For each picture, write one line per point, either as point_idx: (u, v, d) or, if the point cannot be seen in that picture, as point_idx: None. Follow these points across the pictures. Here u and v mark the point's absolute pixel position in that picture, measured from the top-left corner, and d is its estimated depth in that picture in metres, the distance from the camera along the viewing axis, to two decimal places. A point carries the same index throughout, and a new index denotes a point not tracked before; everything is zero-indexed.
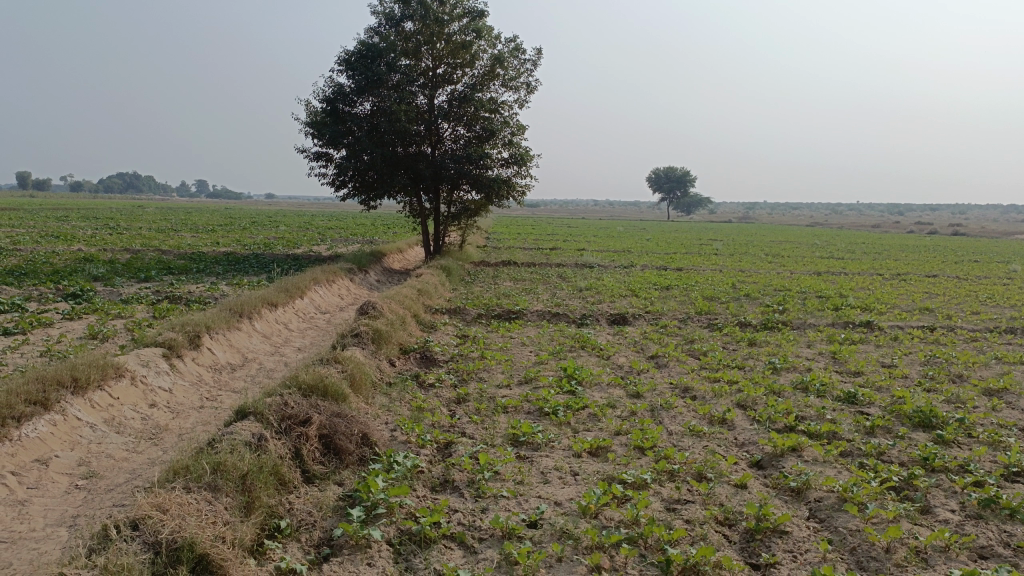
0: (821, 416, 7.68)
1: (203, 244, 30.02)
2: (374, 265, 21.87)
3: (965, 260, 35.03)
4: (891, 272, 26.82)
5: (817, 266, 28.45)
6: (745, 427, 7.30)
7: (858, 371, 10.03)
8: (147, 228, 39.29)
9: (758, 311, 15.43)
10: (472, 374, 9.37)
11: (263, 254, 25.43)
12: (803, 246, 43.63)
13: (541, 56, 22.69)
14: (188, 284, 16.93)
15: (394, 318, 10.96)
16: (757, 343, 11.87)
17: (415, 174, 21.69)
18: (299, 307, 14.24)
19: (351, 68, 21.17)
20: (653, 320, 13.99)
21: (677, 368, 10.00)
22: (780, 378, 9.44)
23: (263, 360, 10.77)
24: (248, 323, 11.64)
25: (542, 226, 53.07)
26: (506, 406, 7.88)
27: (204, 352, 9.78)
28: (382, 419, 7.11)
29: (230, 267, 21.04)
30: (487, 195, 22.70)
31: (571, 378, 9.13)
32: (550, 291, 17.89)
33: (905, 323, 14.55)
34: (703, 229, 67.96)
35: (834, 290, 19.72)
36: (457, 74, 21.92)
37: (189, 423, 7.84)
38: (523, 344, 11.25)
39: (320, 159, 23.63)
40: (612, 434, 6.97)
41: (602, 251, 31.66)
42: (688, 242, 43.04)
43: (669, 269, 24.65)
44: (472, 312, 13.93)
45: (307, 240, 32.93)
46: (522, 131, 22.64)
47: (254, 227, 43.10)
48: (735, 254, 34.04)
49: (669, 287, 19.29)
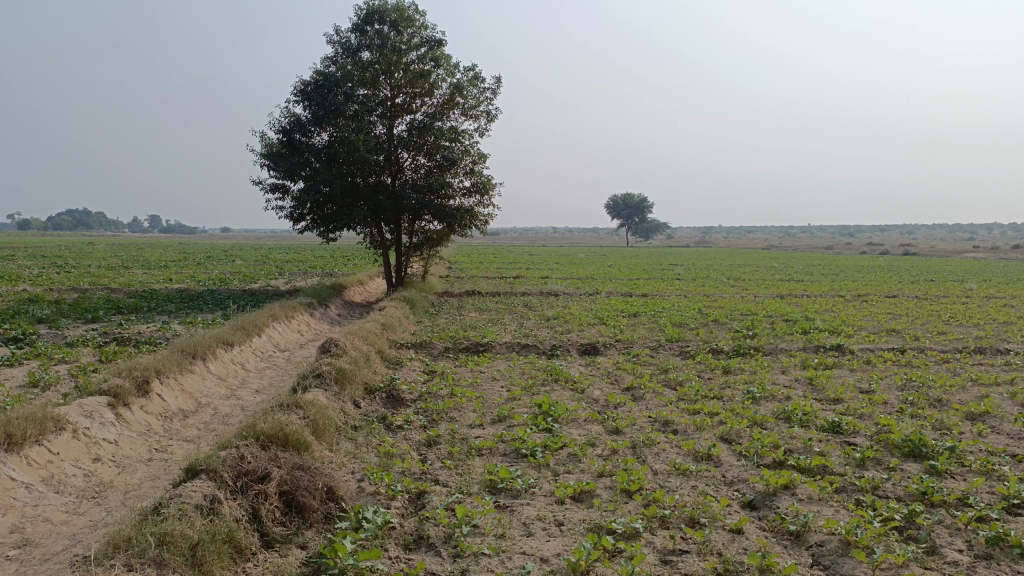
0: (809, 448, 7.38)
1: (156, 281, 29.04)
2: (334, 298, 21.29)
3: (921, 279, 35.66)
4: (853, 293, 27.03)
5: (780, 289, 28.51)
6: (733, 463, 6.94)
7: (838, 397, 9.78)
8: (97, 264, 38.02)
9: (728, 337, 15.22)
10: (442, 414, 8.89)
11: (219, 290, 24.67)
12: (763, 269, 44.12)
13: (500, 84, 22.54)
14: (140, 324, 16.16)
15: (358, 356, 10.43)
16: (732, 371, 11.61)
17: (375, 204, 21.26)
18: (256, 345, 13.62)
19: (307, 99, 20.75)
20: (625, 350, 13.67)
21: (655, 400, 9.64)
22: (760, 408, 9.14)
23: (218, 404, 10.16)
24: (201, 365, 11.03)
25: (503, 254, 52.93)
26: (480, 447, 7.43)
27: (154, 398, 9.16)
28: (349, 468, 6.62)
29: (183, 305, 20.25)
30: (449, 225, 22.34)
31: (546, 415, 8.71)
32: (517, 321, 17.49)
33: (876, 345, 14.47)
34: (661, 254, 68.50)
35: (800, 313, 19.68)
36: (416, 103, 21.62)
37: (137, 479, 7.22)
38: (494, 379, 10.81)
39: (277, 192, 23.07)
40: (594, 477, 6.56)
41: (565, 279, 31.42)
42: (650, 268, 43.19)
43: (635, 295, 24.45)
44: (439, 346, 13.45)
45: (265, 274, 32.14)
46: (483, 160, 22.39)
47: (209, 261, 42.10)
48: (697, 279, 34.06)
49: (637, 314, 19.04)
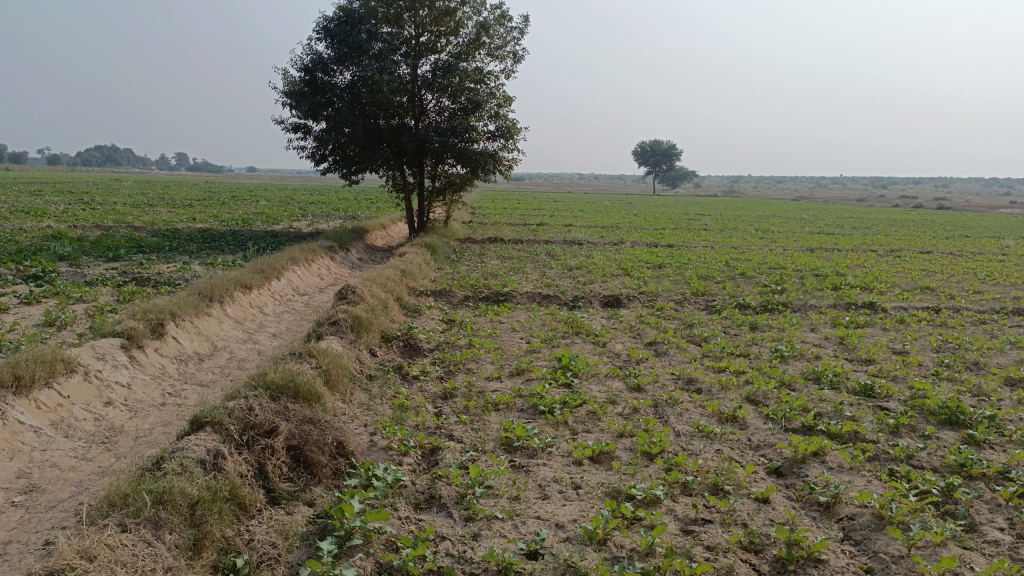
0: (839, 412, 7.07)
1: (180, 220, 29.02)
2: (356, 241, 21.07)
3: (956, 235, 34.72)
4: (885, 248, 26.35)
5: (809, 243, 27.85)
6: (759, 426, 6.66)
7: (870, 359, 9.42)
8: (123, 202, 38.10)
9: (755, 291, 14.82)
10: (460, 366, 8.67)
11: (241, 231, 24.56)
12: (792, 221, 43.23)
13: (528, 24, 21.79)
14: (160, 264, 16.07)
15: (375, 303, 10.21)
16: (759, 327, 11.26)
17: (398, 147, 20.85)
18: (275, 288, 13.48)
19: (329, 36, 20.20)
20: (649, 302, 13.33)
21: (678, 356, 9.35)
22: (788, 368, 8.82)
23: (234, 348, 10.03)
24: (218, 307, 10.89)
25: (528, 200, 52.31)
26: (497, 402, 7.21)
27: (169, 341, 9.04)
28: (362, 421, 6.44)
29: (205, 245, 20.15)
30: (473, 170, 21.90)
31: (566, 369, 8.46)
32: (540, 270, 17.17)
33: (909, 304, 14.01)
34: (687, 203, 67.47)
35: (830, 268, 19.15)
36: (441, 43, 20.97)
37: (148, 424, 7.10)
38: (514, 331, 10.57)
39: (299, 132, 22.72)
40: (614, 438, 6.32)
41: (589, 227, 30.95)
42: (677, 217, 42.44)
43: (660, 246, 23.97)
44: (459, 294, 13.21)
45: (288, 216, 32.00)
46: (509, 103, 21.81)
47: (234, 201, 42.02)
48: (724, 230, 33.42)
49: (662, 265, 18.64)
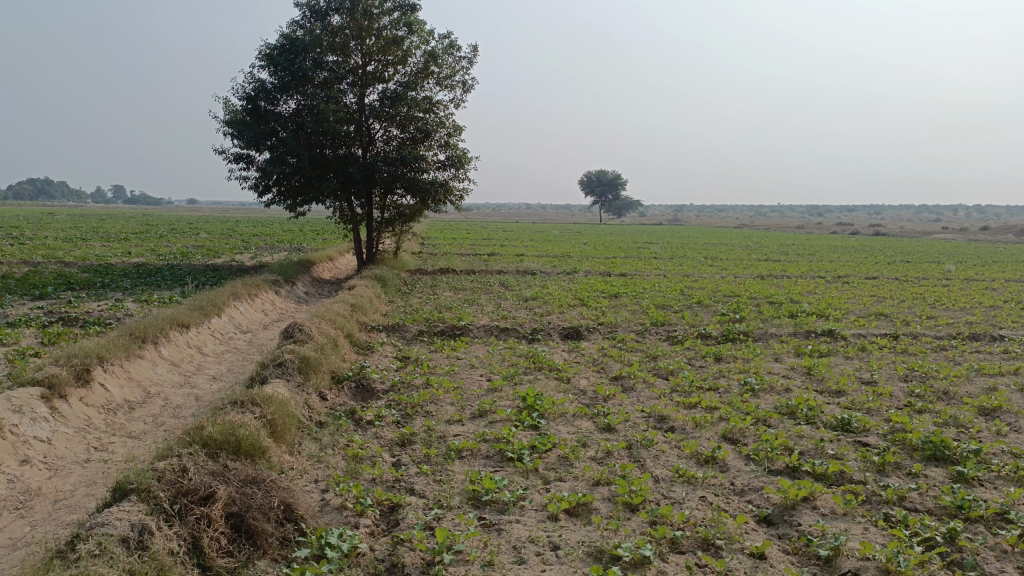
0: (822, 451, 6.71)
1: (114, 254, 27.72)
2: (302, 274, 20.31)
3: (897, 260, 35.54)
4: (832, 274, 26.66)
5: (759, 270, 28.02)
6: (742, 469, 6.26)
7: (841, 390, 9.14)
8: (54, 236, 36.38)
9: (715, 320, 14.57)
10: (417, 408, 8.08)
11: (180, 265, 23.50)
12: (739, 248, 43.83)
13: (476, 53, 21.58)
14: (90, 302, 15.07)
15: (324, 342, 9.57)
16: (725, 358, 10.96)
17: (346, 177, 20.25)
18: (215, 326, 12.68)
19: (272, 64, 19.59)
20: (609, 334, 12.96)
21: (646, 392, 8.93)
22: (761, 401, 8.47)
23: (169, 393, 9.25)
24: (152, 349, 10.10)
25: (477, 230, 51.96)
26: (461, 449, 6.65)
27: (96, 389, 8.25)
28: (311, 477, 5.82)
29: (140, 280, 19.12)
30: (423, 200, 21.42)
31: (531, 409, 7.96)
32: (494, 302, 16.68)
33: (867, 331, 13.92)
34: (634, 231, 68.11)
35: (784, 295, 19.14)
36: (388, 72, 20.54)
37: (69, 485, 6.31)
38: (472, 367, 10.03)
39: (241, 163, 21.94)
40: (590, 486, 5.83)
41: (541, 256, 30.68)
42: (627, 245, 42.59)
43: (613, 275, 23.74)
44: (412, 329, 12.62)
45: (230, 248, 30.92)
46: (459, 132, 21.47)
47: (173, 234, 40.67)
48: (674, 258, 33.48)
49: (618, 295, 18.35)
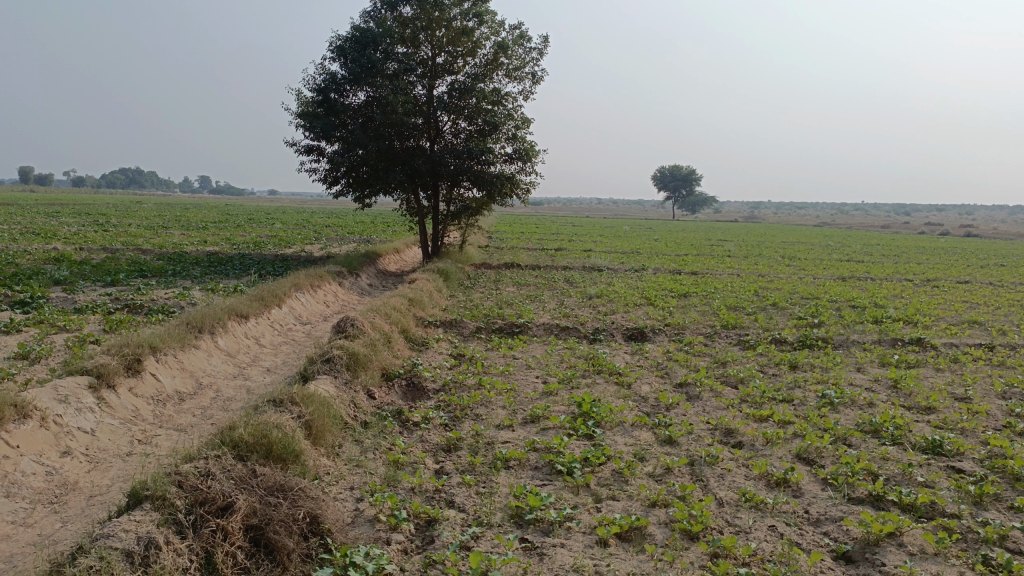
0: (910, 478, 6.00)
1: (190, 243, 28.38)
2: (367, 266, 20.27)
3: (991, 263, 33.41)
4: (920, 277, 25.15)
5: (840, 271, 26.68)
6: (817, 495, 5.64)
7: (930, 407, 8.33)
8: (137, 225, 37.56)
9: (791, 325, 13.74)
10: (467, 411, 7.70)
11: (250, 254, 23.81)
12: (819, 248, 41.98)
13: (547, 44, 21.09)
14: (158, 289, 15.26)
15: (377, 337, 9.29)
16: (800, 367, 10.22)
17: (413, 169, 20.05)
18: (274, 317, 12.61)
19: (343, 55, 19.55)
20: (676, 336, 12.33)
21: (713, 401, 8.32)
22: (840, 417, 7.76)
23: (221, 385, 9.13)
24: (208, 340, 10.02)
25: (547, 225, 51.38)
26: (508, 458, 6.22)
27: (146, 379, 8.16)
28: (347, 483, 5.49)
29: (209, 269, 19.36)
30: (489, 193, 21.06)
31: (587, 417, 7.47)
32: (558, 299, 16.20)
33: (959, 340, 12.87)
34: (708, 228, 66.41)
35: (867, 299, 18.03)
36: (457, 63, 20.24)
37: (106, 479, 6.15)
38: (529, 368, 9.59)
39: (311, 154, 22.05)
40: (646, 508, 5.32)
41: (609, 253, 30.02)
42: (699, 243, 41.38)
43: (683, 273, 22.95)
44: (471, 326, 12.27)
45: (300, 239, 31.29)
46: (527, 125, 21.03)
47: (248, 224, 41.56)
48: (749, 257, 32.28)
49: (688, 294, 17.62)
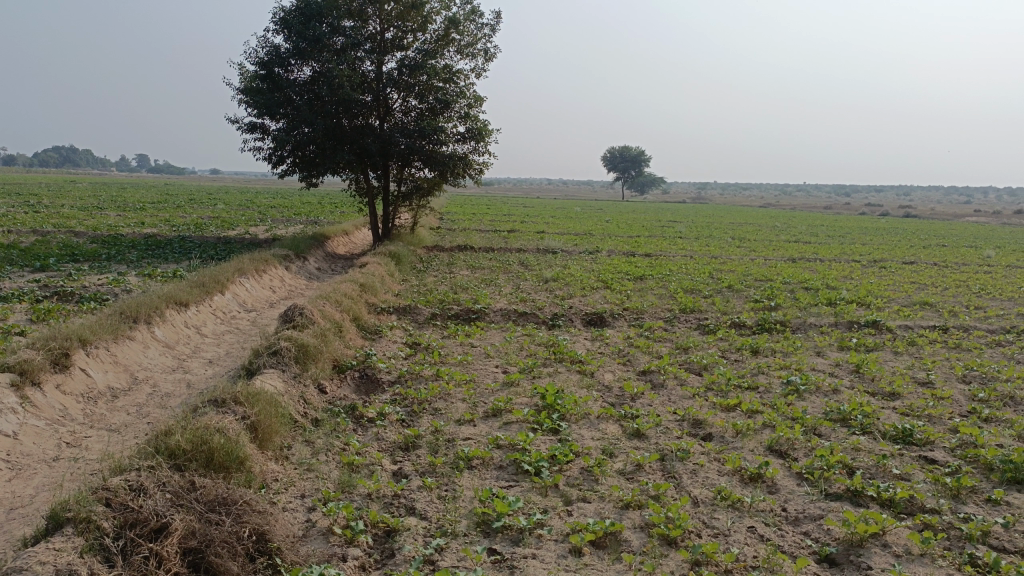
0: (885, 471, 5.83)
1: (128, 224, 27.12)
2: (315, 249, 19.59)
3: (933, 244, 34.18)
4: (867, 258, 25.51)
5: (789, 252, 26.92)
6: (795, 492, 5.42)
7: (894, 393, 8.23)
8: (70, 205, 35.81)
9: (748, 308, 13.63)
10: (425, 405, 7.30)
11: (191, 237, 22.82)
12: (767, 229, 42.42)
13: (499, 20, 20.56)
14: (92, 275, 14.39)
15: (327, 327, 8.80)
16: (762, 352, 10.08)
17: (362, 148, 19.38)
18: (217, 304, 11.97)
19: (287, 28, 18.71)
20: (635, 321, 12.09)
21: (678, 390, 8.09)
22: (807, 405, 7.59)
23: (159, 380, 8.54)
24: (144, 330, 9.39)
25: (498, 206, 50.80)
26: (471, 457, 5.86)
27: (75, 375, 7.54)
28: (297, 491, 5.06)
29: (147, 253, 18.42)
30: (441, 173, 20.53)
31: (552, 409, 7.14)
32: (513, 282, 15.85)
33: (914, 322, 12.92)
34: (657, 209, 66.76)
35: (819, 280, 18.12)
36: (407, 39, 19.59)
37: (29, 489, 5.57)
38: (488, 357, 9.23)
39: (255, 132, 21.18)
40: (620, 510, 5.02)
41: (562, 234, 29.77)
42: (651, 225, 41.44)
43: (637, 255, 22.81)
44: (425, 312, 11.84)
45: (245, 221, 30.23)
46: (480, 104, 20.51)
47: (190, 205, 40.08)
48: (699, 238, 32.38)
49: (644, 277, 17.44)
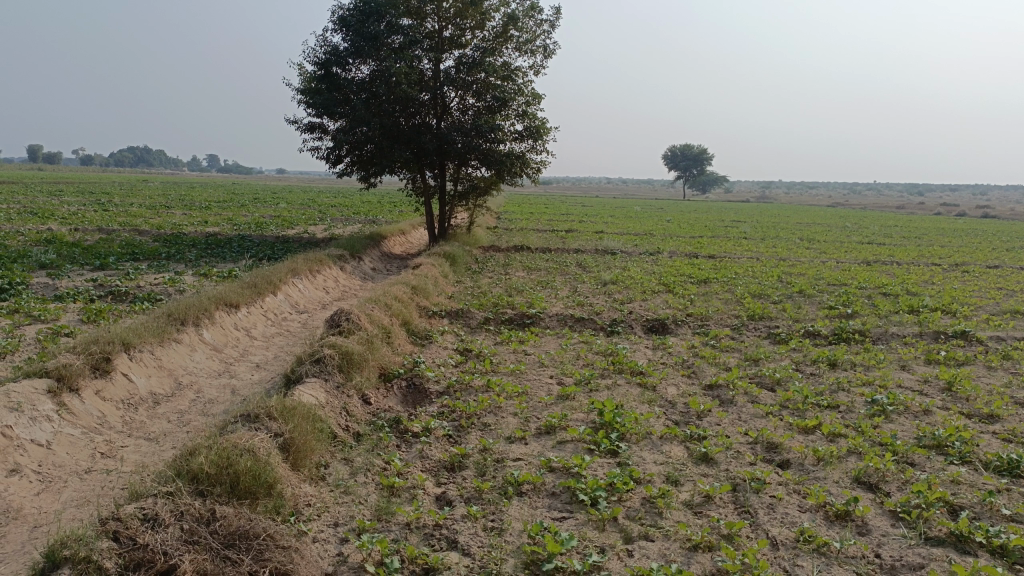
0: (992, 510, 5.11)
1: (190, 223, 27.49)
2: (371, 249, 19.38)
3: (1018, 246, 32.23)
4: (947, 261, 24.11)
5: (862, 254, 25.63)
6: (889, 536, 4.75)
7: (993, 415, 7.40)
8: (140, 204, 36.69)
9: (822, 315, 12.77)
10: (474, 419, 6.81)
11: (250, 236, 22.89)
12: (837, 229, 40.77)
13: (559, 16, 20.00)
14: (148, 274, 14.38)
15: (374, 333, 8.40)
16: (840, 365, 9.30)
17: (419, 147, 19.07)
18: (268, 305, 11.76)
19: (345, 26, 18.52)
20: (700, 328, 11.41)
21: (749, 408, 7.42)
22: (896, 428, 6.84)
23: (203, 385, 8.27)
24: (191, 332, 9.16)
25: (556, 205, 50.16)
26: (522, 482, 5.35)
27: (115, 380, 7.32)
28: (331, 518, 4.62)
29: (206, 252, 18.48)
30: (498, 172, 20.08)
31: (610, 428, 6.57)
32: (571, 285, 15.30)
33: (1007, 333, 11.88)
34: (720, 208, 65.12)
35: (898, 285, 17.03)
36: (466, 36, 19.19)
37: (56, 504, 5.28)
38: (542, 367, 8.71)
39: (314, 132, 21.09)
40: (687, 552, 4.44)
41: (622, 235, 29.02)
42: (714, 224, 40.32)
43: (700, 257, 21.96)
44: (478, 316, 11.38)
45: (304, 219, 30.42)
46: (538, 101, 19.99)
47: (253, 203, 40.61)
48: (765, 239, 31.21)
49: (708, 280, 16.65)
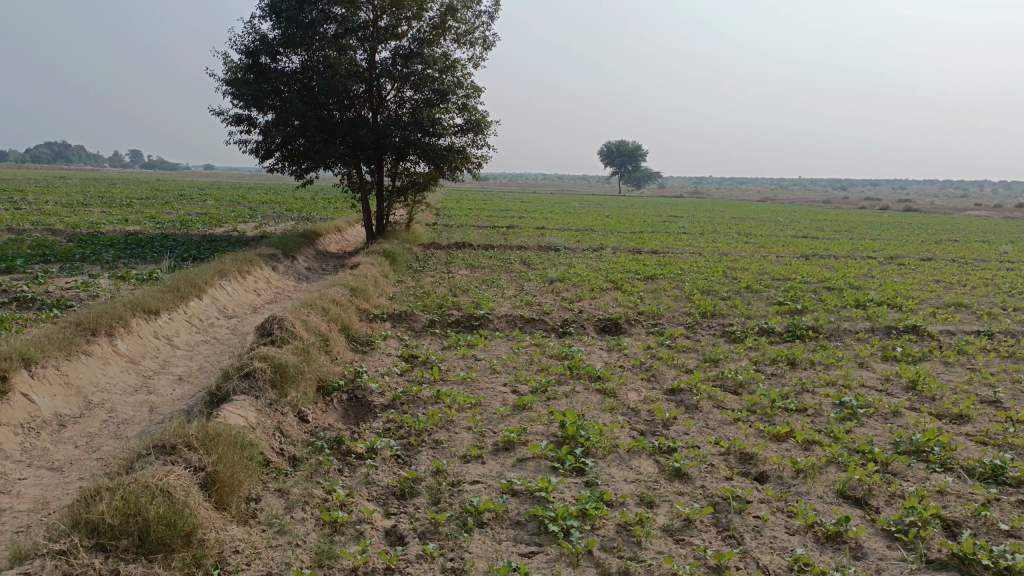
0: (988, 525, 4.77)
1: (109, 221, 25.88)
2: (305, 248, 18.45)
3: (944, 239, 33.18)
4: (882, 254, 24.47)
5: (800, 248, 25.79)
6: (888, 561, 4.34)
7: (961, 415, 7.15)
8: (55, 202, 34.48)
9: (774, 311, 12.54)
10: (424, 436, 6.19)
11: (174, 235, 21.60)
12: (770, 223, 41.34)
13: (498, 7, 19.43)
14: (59, 278, 13.22)
15: (310, 341, 7.68)
16: (800, 363, 8.99)
17: (355, 142, 18.23)
18: (192, 311, 10.84)
19: (275, 14, 17.53)
20: (654, 327, 11.00)
21: (718, 414, 6.99)
22: (870, 434, 6.50)
23: (117, 403, 7.41)
24: (104, 344, 8.27)
25: (494, 201, 49.48)
26: (482, 511, 4.77)
27: (13, 402, 6.43)
28: (263, 566, 3.96)
29: (125, 252, 17.27)
30: (438, 167, 19.41)
31: (574, 441, 6.04)
32: (516, 283, 14.78)
33: (955, 327, 11.83)
34: (656, 204, 65.55)
35: (841, 279, 17.03)
36: (403, 26, 18.43)
37: None
38: (494, 374, 8.12)
39: (241, 125, 20.00)
40: None
41: (563, 230, 28.61)
42: (652, 219, 40.38)
43: (644, 252, 21.71)
44: (423, 319, 10.73)
45: (233, 217, 29.06)
46: (478, 93, 19.37)
47: (179, 200, 38.81)
48: (705, 234, 31.29)
49: (655, 277, 16.33)
